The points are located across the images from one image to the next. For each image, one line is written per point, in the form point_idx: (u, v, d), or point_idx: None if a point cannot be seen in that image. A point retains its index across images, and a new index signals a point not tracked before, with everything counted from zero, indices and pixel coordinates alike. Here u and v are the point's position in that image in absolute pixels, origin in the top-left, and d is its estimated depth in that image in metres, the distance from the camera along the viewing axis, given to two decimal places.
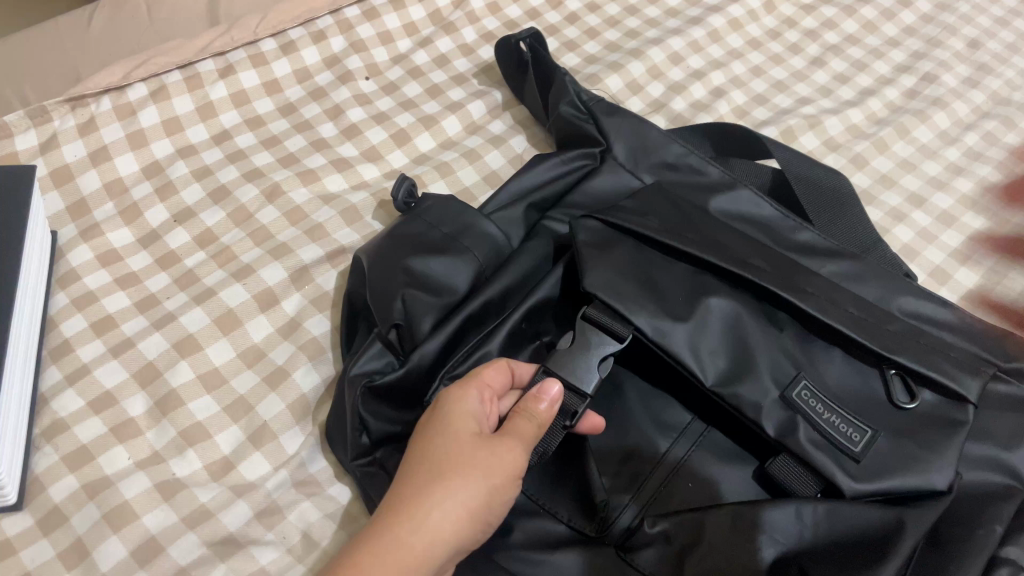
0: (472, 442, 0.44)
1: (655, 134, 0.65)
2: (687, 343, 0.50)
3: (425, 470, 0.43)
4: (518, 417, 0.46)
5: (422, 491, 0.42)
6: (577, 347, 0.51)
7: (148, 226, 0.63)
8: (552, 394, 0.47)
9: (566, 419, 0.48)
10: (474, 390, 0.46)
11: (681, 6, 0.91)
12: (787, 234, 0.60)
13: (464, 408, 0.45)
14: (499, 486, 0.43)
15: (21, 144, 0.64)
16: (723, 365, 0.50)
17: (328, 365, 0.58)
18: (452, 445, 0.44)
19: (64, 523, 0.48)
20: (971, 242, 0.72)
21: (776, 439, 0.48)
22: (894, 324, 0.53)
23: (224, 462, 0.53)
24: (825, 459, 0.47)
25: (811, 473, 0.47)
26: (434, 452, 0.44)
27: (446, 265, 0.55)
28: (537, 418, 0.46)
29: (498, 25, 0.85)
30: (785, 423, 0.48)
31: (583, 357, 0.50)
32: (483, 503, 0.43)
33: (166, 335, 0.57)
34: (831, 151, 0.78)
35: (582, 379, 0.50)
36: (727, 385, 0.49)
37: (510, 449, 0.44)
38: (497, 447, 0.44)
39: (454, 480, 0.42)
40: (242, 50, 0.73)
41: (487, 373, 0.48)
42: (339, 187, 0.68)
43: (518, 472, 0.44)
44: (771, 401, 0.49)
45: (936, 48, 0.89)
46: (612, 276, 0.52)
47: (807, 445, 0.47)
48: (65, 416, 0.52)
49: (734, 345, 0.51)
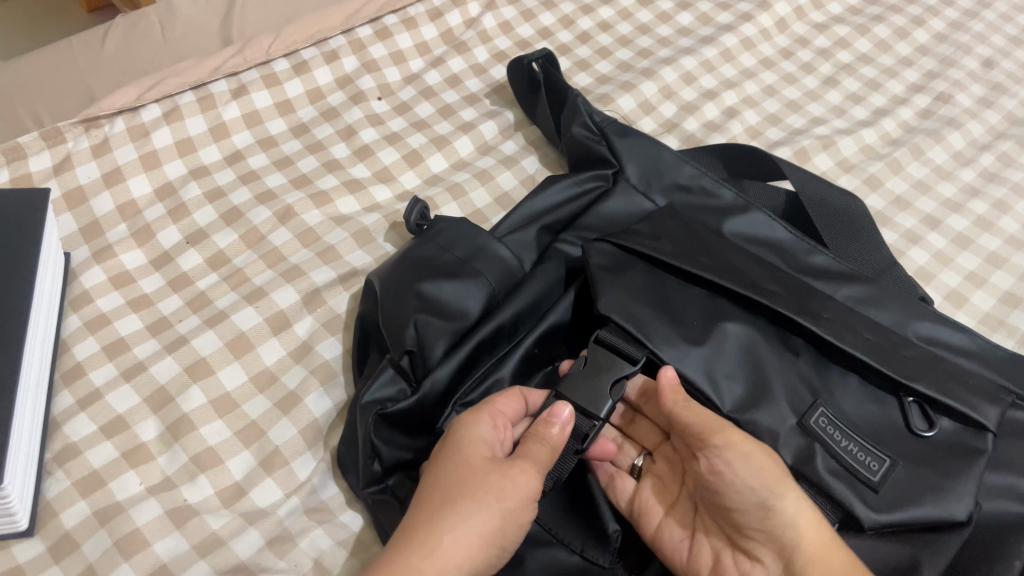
0: (484, 467, 0.44)
1: (668, 155, 0.65)
2: (703, 367, 0.49)
3: (437, 497, 0.43)
4: (530, 442, 0.45)
5: (433, 519, 0.42)
6: (589, 371, 0.50)
7: (161, 248, 0.63)
8: (563, 416, 0.46)
9: (578, 442, 0.48)
10: (485, 414, 0.46)
11: (693, 25, 0.91)
12: (800, 257, 0.60)
13: (475, 433, 0.45)
14: (512, 511, 0.43)
15: (34, 166, 0.63)
16: (739, 391, 0.49)
17: (340, 389, 0.58)
18: (465, 470, 0.43)
19: (75, 550, 0.48)
20: (987, 265, 0.72)
21: (793, 467, 0.47)
22: (910, 350, 0.52)
23: (235, 488, 0.52)
24: (843, 489, 0.46)
25: (829, 503, 0.46)
26: (445, 479, 0.43)
27: (458, 289, 0.54)
28: (550, 442, 0.45)
29: (510, 46, 0.85)
30: (803, 451, 0.47)
31: (595, 382, 0.49)
32: (496, 528, 0.42)
33: (178, 358, 0.57)
34: (846, 171, 0.77)
35: (594, 403, 0.48)
36: (744, 410, 0.48)
37: (523, 472, 0.44)
38: (509, 471, 0.43)
39: (465, 506, 0.42)
40: (254, 70, 0.74)
41: (501, 401, 0.47)
42: (350, 209, 0.68)
43: (534, 496, 0.44)
44: (788, 429, 0.48)
45: (951, 67, 0.88)
46: (627, 299, 0.51)
47: (824, 473, 0.46)
48: (77, 441, 0.52)
49: (751, 370, 0.50)
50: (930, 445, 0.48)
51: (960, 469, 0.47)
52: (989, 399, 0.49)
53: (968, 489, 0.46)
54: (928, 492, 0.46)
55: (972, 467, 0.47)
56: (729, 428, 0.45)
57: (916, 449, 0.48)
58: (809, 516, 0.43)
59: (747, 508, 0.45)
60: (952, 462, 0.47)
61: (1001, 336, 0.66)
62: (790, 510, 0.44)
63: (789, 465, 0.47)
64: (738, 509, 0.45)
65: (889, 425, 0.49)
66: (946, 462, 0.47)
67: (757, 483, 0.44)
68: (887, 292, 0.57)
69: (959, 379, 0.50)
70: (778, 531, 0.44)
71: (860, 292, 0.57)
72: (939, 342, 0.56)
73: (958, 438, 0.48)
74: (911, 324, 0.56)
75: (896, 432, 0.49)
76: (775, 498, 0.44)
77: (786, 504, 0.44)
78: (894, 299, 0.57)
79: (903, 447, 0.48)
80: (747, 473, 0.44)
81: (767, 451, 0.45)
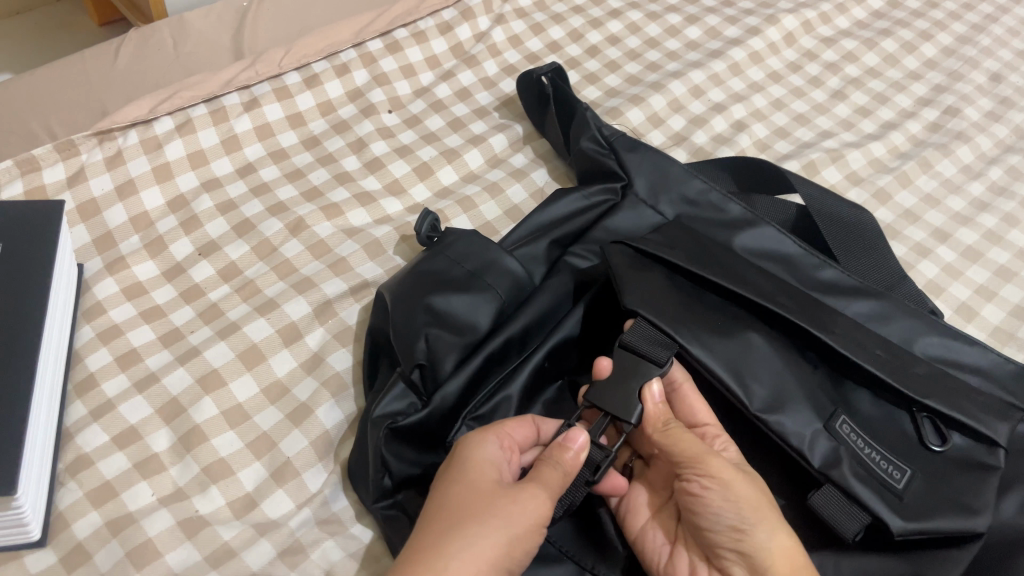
0: (494, 491, 0.44)
1: (676, 169, 0.65)
2: (728, 367, 0.49)
3: (445, 521, 0.42)
4: (543, 465, 0.45)
5: (441, 540, 0.41)
6: (616, 378, 0.49)
7: (173, 259, 0.64)
8: (578, 442, 0.46)
9: (590, 473, 0.47)
10: (492, 436, 0.46)
11: (701, 39, 0.91)
12: (810, 271, 0.60)
13: (484, 454, 0.45)
14: (520, 535, 0.42)
15: (48, 178, 0.64)
16: (767, 391, 0.49)
17: (351, 402, 0.58)
18: (472, 494, 0.44)
19: (88, 560, 0.48)
20: (996, 278, 0.72)
21: (820, 470, 0.47)
22: (921, 366, 0.52)
23: (247, 499, 0.53)
24: (870, 494, 0.46)
25: (859, 505, 0.45)
26: (453, 503, 0.43)
27: (468, 302, 0.55)
28: (563, 466, 0.45)
29: (519, 59, 0.86)
30: (829, 455, 0.47)
31: (623, 387, 0.49)
32: (503, 552, 0.42)
33: (190, 369, 0.57)
34: (854, 185, 0.77)
35: (624, 409, 0.48)
36: (772, 412, 0.48)
37: (532, 496, 0.43)
38: (518, 495, 0.43)
39: (473, 529, 0.42)
40: (266, 84, 0.74)
41: (511, 424, 0.48)
42: (361, 221, 0.69)
43: (543, 523, 0.43)
44: (814, 433, 0.48)
45: (959, 81, 0.89)
46: (654, 296, 0.51)
47: (851, 477, 0.46)
48: (90, 452, 0.52)
49: (774, 374, 0.50)
50: (944, 460, 0.48)
51: (977, 484, 0.47)
52: (999, 415, 0.49)
53: (985, 503, 0.46)
54: (948, 505, 0.46)
55: (986, 484, 0.47)
56: (710, 456, 0.45)
57: (931, 463, 0.48)
58: (783, 546, 0.43)
59: (719, 529, 0.44)
60: (967, 477, 0.47)
61: (1012, 349, 0.66)
62: (764, 536, 0.43)
63: (816, 469, 0.47)
64: (714, 534, 0.45)
65: (903, 438, 0.49)
66: (962, 477, 0.47)
67: (731, 507, 0.44)
68: (896, 306, 0.57)
69: (970, 396, 0.51)
70: (750, 556, 0.43)
71: (869, 309, 0.57)
72: (947, 359, 0.56)
73: (971, 453, 0.49)
74: (918, 341, 0.56)
75: (910, 445, 0.49)
76: (750, 525, 0.43)
77: (760, 532, 0.43)
78: (904, 314, 0.57)
79: (917, 459, 0.48)
80: (723, 502, 0.44)
81: (751, 481, 0.45)
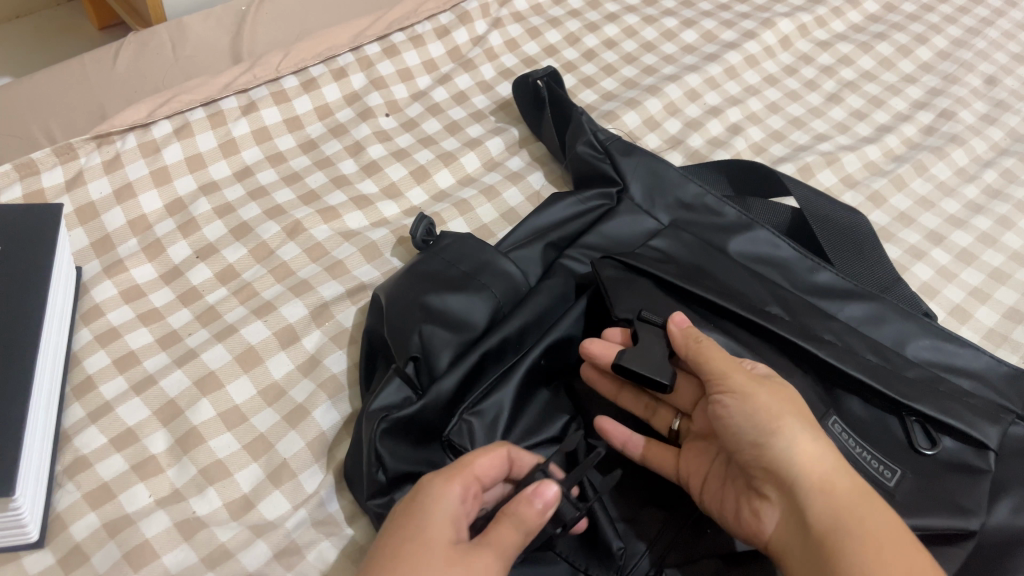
0: (445, 552, 0.40)
1: (671, 172, 0.65)
2: None
3: None
4: (504, 523, 0.42)
5: None
6: (645, 346, 0.50)
7: (171, 262, 0.64)
8: (548, 497, 0.42)
9: (556, 527, 0.46)
10: (458, 482, 0.43)
11: (698, 43, 0.92)
12: (804, 276, 0.60)
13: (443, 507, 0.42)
14: None
15: (47, 181, 0.64)
16: None
17: (347, 403, 0.58)
18: (423, 552, 0.40)
19: (85, 562, 0.48)
20: (990, 280, 0.72)
21: None
22: (911, 371, 0.53)
23: (244, 501, 0.53)
24: None
25: None
26: (400, 560, 0.40)
27: (464, 301, 0.55)
28: (526, 525, 0.42)
29: (516, 62, 0.86)
30: None
31: (653, 353, 0.49)
32: None
33: (187, 371, 0.57)
34: (849, 188, 0.78)
35: (660, 371, 0.48)
36: None
37: (485, 563, 0.40)
38: (471, 561, 0.40)
39: None
40: (265, 87, 0.75)
41: (481, 463, 0.44)
42: (359, 224, 0.69)
43: None
44: None
45: (954, 84, 0.89)
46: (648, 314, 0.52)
47: None
48: (87, 454, 0.53)
49: None
50: (934, 463, 0.49)
51: (966, 485, 0.47)
52: (990, 418, 0.50)
53: (976, 505, 0.46)
54: (937, 506, 0.46)
55: (976, 485, 0.47)
56: (734, 375, 0.45)
57: (920, 465, 0.48)
58: (807, 453, 0.42)
59: (741, 447, 0.44)
60: (956, 478, 0.48)
61: (1005, 351, 0.67)
62: (783, 448, 0.42)
63: None
64: (738, 455, 0.45)
65: (893, 441, 0.50)
66: (951, 478, 0.48)
67: (750, 422, 0.44)
68: (890, 309, 0.58)
69: (960, 399, 0.51)
70: (772, 468, 0.43)
71: (863, 312, 0.58)
72: (939, 362, 0.56)
73: (960, 456, 0.49)
74: (910, 343, 0.57)
75: (900, 448, 0.49)
76: (769, 437, 0.43)
77: (779, 442, 0.43)
78: (898, 316, 0.57)
79: (906, 461, 0.49)
80: (741, 417, 0.44)
81: (781, 397, 0.44)
